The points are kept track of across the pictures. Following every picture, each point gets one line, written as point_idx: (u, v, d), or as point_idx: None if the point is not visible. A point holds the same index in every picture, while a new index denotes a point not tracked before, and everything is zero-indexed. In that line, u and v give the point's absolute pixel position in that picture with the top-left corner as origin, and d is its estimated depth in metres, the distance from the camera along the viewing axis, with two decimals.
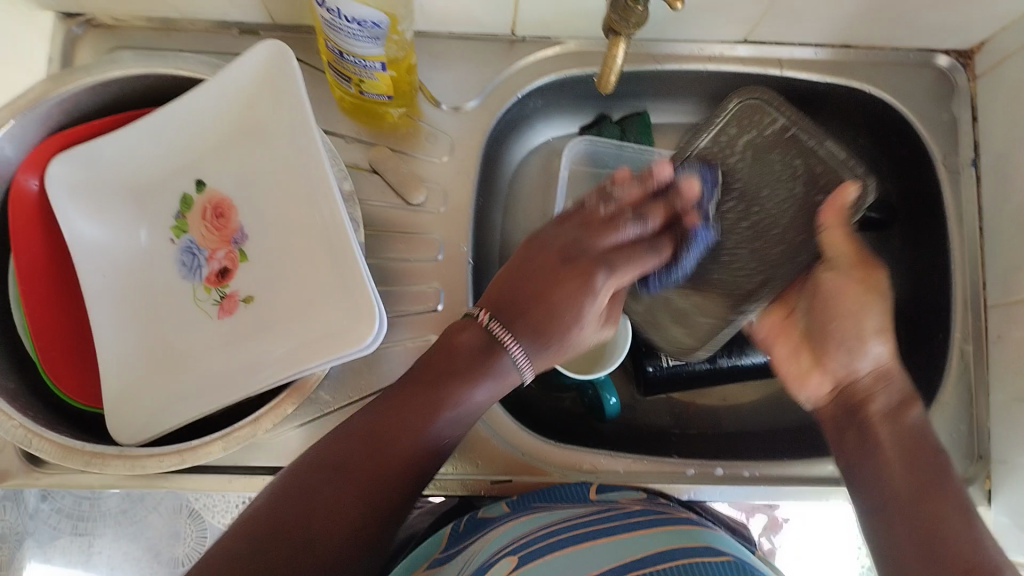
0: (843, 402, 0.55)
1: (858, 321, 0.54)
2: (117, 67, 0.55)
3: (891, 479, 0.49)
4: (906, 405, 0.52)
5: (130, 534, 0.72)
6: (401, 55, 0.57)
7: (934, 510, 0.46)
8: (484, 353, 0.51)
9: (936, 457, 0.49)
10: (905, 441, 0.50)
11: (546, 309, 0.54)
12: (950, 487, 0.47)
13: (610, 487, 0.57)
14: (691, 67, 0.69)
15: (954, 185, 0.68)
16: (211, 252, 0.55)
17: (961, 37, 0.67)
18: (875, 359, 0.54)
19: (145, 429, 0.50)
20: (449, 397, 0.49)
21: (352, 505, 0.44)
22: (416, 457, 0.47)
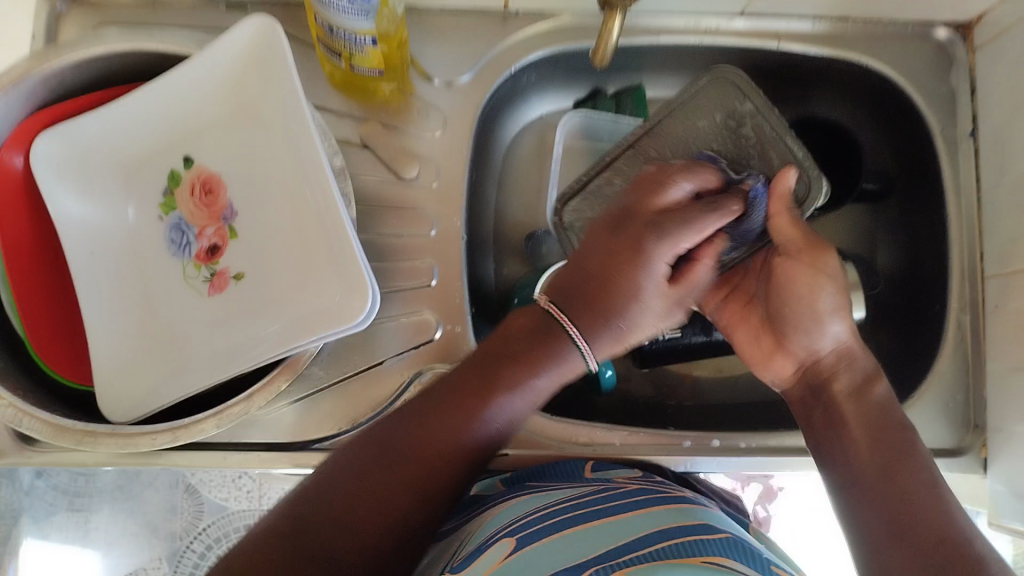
0: (808, 383, 0.56)
1: (811, 301, 0.55)
2: (102, 43, 0.54)
3: (858, 454, 0.51)
4: (869, 383, 0.53)
5: (126, 509, 0.89)
6: (393, 29, 0.56)
7: (908, 482, 0.48)
8: (542, 338, 0.49)
9: (903, 434, 0.51)
10: (870, 416, 0.52)
11: (608, 287, 0.50)
12: (920, 461, 0.49)
13: (607, 464, 0.57)
14: (687, 40, 0.68)
15: (952, 159, 0.68)
16: (200, 228, 0.54)
17: (960, 9, 0.66)
18: (835, 338, 0.55)
19: (139, 407, 0.50)
20: (504, 386, 0.48)
21: (401, 491, 0.46)
22: (462, 445, 0.47)
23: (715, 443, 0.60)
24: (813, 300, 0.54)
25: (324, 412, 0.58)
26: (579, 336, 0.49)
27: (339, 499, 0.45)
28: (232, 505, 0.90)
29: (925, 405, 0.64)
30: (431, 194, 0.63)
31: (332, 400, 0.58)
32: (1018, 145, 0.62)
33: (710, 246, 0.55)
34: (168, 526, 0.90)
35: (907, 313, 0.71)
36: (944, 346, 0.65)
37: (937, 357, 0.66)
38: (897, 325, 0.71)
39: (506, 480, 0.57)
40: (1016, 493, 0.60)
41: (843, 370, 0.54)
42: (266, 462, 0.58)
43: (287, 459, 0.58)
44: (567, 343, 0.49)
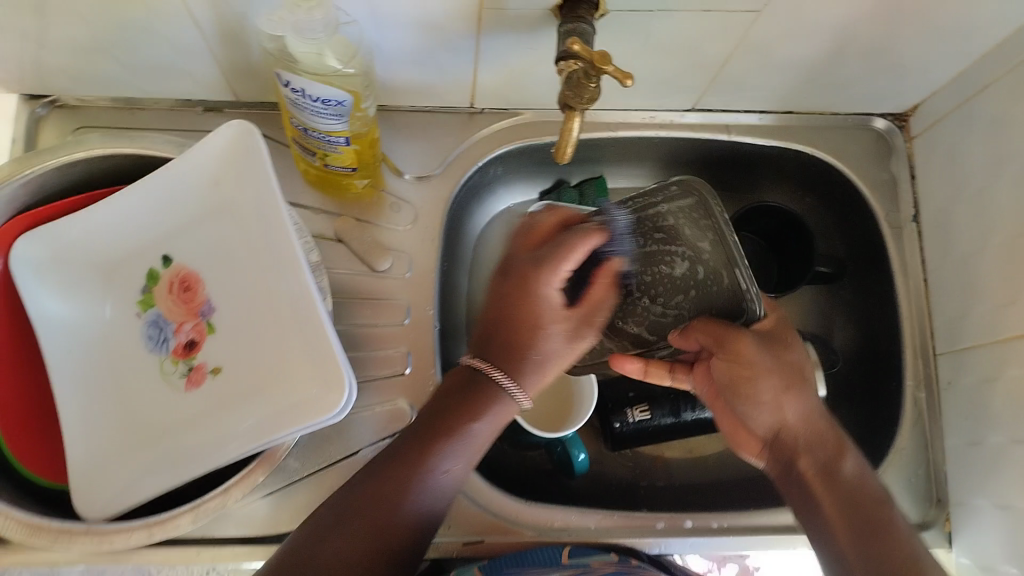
0: (774, 457, 0.56)
1: (753, 386, 0.55)
2: (84, 149, 0.56)
3: (835, 531, 0.50)
4: (837, 458, 0.53)
5: None
6: (365, 130, 0.59)
7: (883, 548, 0.49)
8: (473, 388, 0.52)
9: (877, 506, 0.51)
10: (841, 488, 0.52)
11: (520, 332, 0.51)
12: (898, 528, 0.50)
13: (583, 550, 0.58)
14: (644, 134, 0.72)
15: (898, 242, 0.72)
16: (178, 324, 0.55)
17: (895, 102, 0.71)
18: (785, 415, 0.55)
19: (113, 503, 0.50)
20: (444, 434, 0.50)
21: (363, 548, 0.47)
22: (415, 495, 0.49)
23: (687, 525, 0.61)
24: (753, 385, 0.55)
25: (299, 504, 0.59)
26: (504, 379, 0.51)
27: (308, 556, 0.46)
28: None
29: (889, 479, 0.66)
30: (404, 284, 0.65)
31: (306, 490, 0.59)
32: (958, 228, 0.66)
33: (604, 267, 0.53)
34: None
35: (866, 389, 0.73)
36: (902, 422, 0.68)
37: (897, 433, 0.68)
38: (859, 401, 0.74)
39: (483, 565, 0.56)
40: (980, 565, 0.62)
41: (808, 441, 0.54)
42: (240, 556, 0.58)
43: (261, 554, 0.58)
44: (497, 392, 0.52)
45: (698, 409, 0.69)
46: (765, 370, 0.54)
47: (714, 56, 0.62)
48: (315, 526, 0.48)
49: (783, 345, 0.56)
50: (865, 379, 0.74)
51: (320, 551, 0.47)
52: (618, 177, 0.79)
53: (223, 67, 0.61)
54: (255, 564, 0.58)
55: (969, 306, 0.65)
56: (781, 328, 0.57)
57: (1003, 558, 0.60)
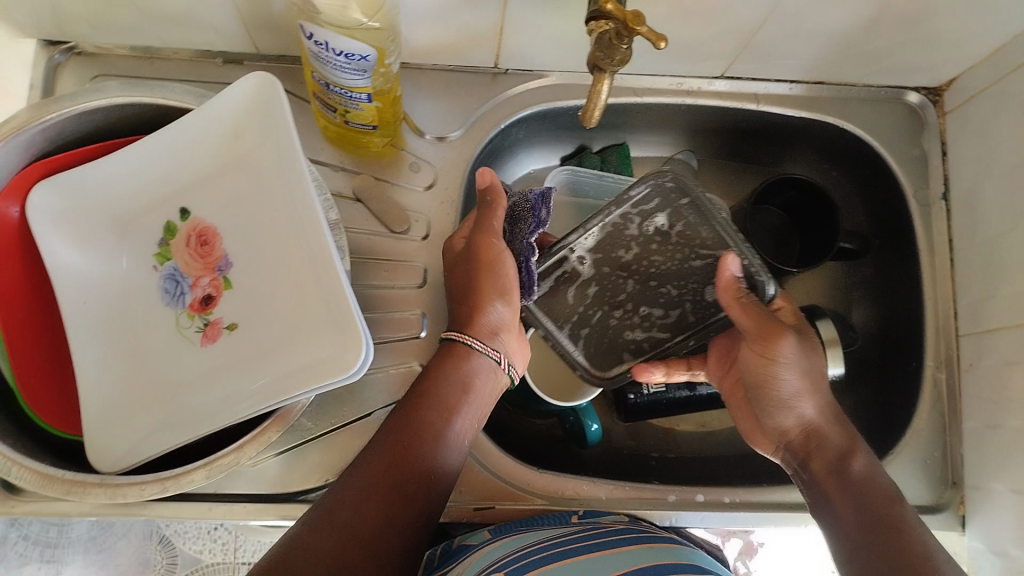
0: (793, 458, 0.59)
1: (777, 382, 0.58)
2: (103, 96, 0.54)
3: (846, 523, 0.52)
4: (848, 457, 0.55)
5: (100, 561, 0.77)
6: (388, 86, 0.58)
7: (878, 518, 0.50)
8: (460, 360, 0.57)
9: (889, 499, 0.52)
10: (851, 483, 0.53)
11: (479, 293, 0.58)
12: (910, 520, 0.50)
13: (592, 513, 0.59)
14: (670, 101, 0.71)
15: (926, 220, 0.70)
16: (195, 279, 0.54)
17: (930, 75, 0.69)
18: (802, 417, 0.58)
19: (125, 458, 0.50)
20: (451, 398, 0.55)
21: (387, 508, 0.50)
22: (435, 456, 0.53)
23: (699, 498, 0.62)
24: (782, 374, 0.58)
25: (310, 463, 0.59)
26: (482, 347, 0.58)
27: (342, 523, 0.48)
28: (207, 558, 0.80)
29: (904, 460, 0.66)
30: (421, 247, 0.66)
31: (319, 450, 0.59)
32: (989, 208, 0.65)
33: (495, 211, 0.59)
34: None
35: (884, 369, 0.72)
36: (920, 403, 0.67)
37: (914, 414, 0.67)
38: (877, 380, 0.73)
39: (493, 527, 0.58)
40: (992, 550, 0.62)
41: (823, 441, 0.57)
42: (252, 514, 0.58)
43: (273, 512, 0.58)
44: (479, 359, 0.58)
45: (711, 383, 0.69)
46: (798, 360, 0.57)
47: (749, 19, 0.60)
48: (337, 490, 0.50)
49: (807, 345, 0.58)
50: (883, 358, 0.73)
51: (349, 513, 0.49)
52: (642, 145, 0.77)
53: (246, 19, 0.60)
54: (267, 521, 0.59)
55: (996, 287, 0.64)
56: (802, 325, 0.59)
57: (1016, 543, 0.60)
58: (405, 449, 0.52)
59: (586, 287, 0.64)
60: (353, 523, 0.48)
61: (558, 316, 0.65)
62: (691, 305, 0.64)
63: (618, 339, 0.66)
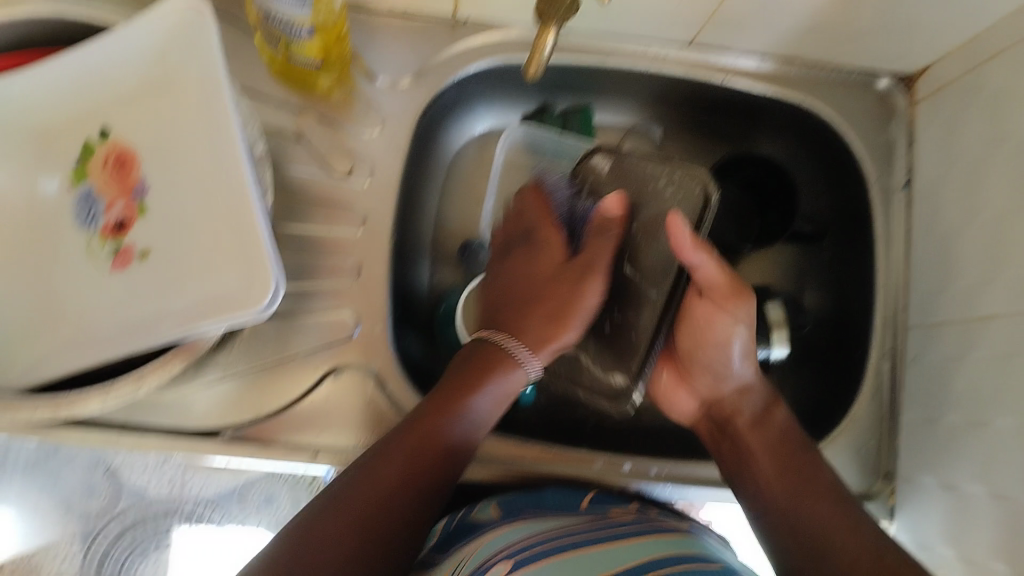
0: (712, 418, 0.62)
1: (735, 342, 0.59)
2: (26, 6, 0.52)
3: (767, 485, 0.56)
4: (771, 406, 0.60)
5: (38, 484, 0.71)
6: (332, 21, 0.55)
7: (822, 539, 0.52)
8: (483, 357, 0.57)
9: (808, 463, 0.56)
10: (769, 444, 0.58)
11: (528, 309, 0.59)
12: (831, 485, 0.55)
13: (605, 498, 0.58)
14: (634, 66, 0.68)
15: (886, 209, 0.68)
16: (109, 202, 0.51)
17: (904, 60, 0.67)
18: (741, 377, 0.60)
19: (24, 376, 0.48)
20: (467, 404, 0.54)
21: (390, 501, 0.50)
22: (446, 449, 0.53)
23: (625, 468, 0.61)
24: (722, 356, 0.60)
25: (231, 403, 0.58)
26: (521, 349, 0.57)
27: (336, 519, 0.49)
28: (152, 492, 0.72)
29: (840, 445, 0.64)
30: (363, 192, 0.63)
31: (237, 390, 0.58)
32: (950, 201, 0.63)
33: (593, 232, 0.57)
34: (83, 507, 0.72)
35: (829, 357, 0.71)
36: (862, 389, 0.66)
37: (857, 399, 0.65)
38: (823, 367, 0.71)
39: (500, 501, 0.57)
40: (919, 543, 0.61)
41: (768, 441, 0.58)
42: (160, 445, 0.57)
43: (181, 447, 0.57)
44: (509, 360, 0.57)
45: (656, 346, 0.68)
46: (738, 342, 0.59)
47: None
48: (343, 480, 0.50)
49: (728, 309, 0.57)
50: (830, 346, 0.71)
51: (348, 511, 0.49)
52: (607, 108, 0.74)
53: None
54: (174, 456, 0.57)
55: (948, 281, 0.62)
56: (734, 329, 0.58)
57: (942, 540, 0.59)
58: (416, 445, 0.52)
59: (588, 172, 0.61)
60: (356, 511, 0.49)
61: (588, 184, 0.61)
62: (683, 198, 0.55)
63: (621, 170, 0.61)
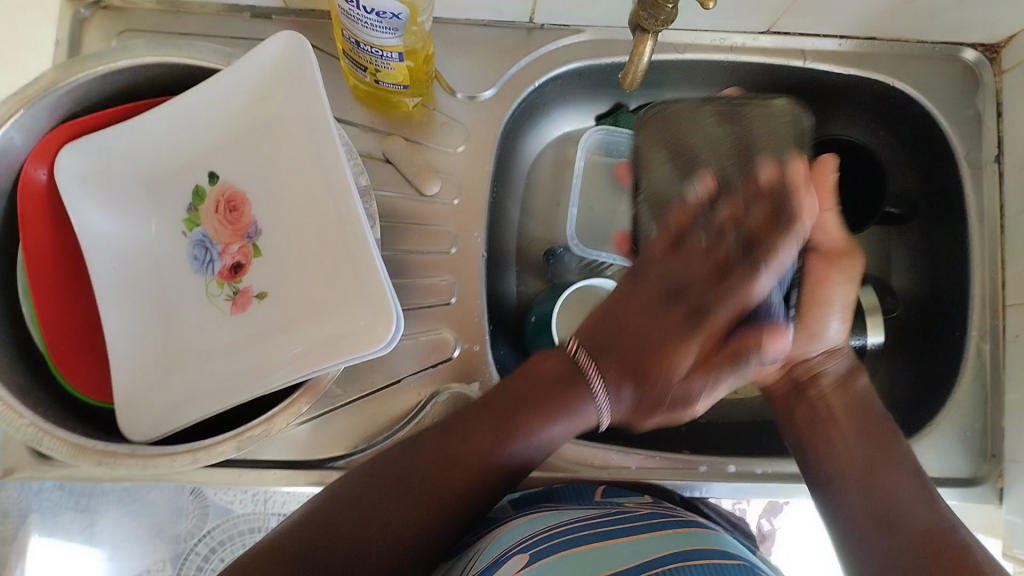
0: (789, 378, 0.58)
1: (824, 296, 0.56)
2: (128, 57, 0.53)
3: (844, 451, 0.55)
4: (853, 372, 0.58)
5: (133, 512, 0.69)
6: (421, 45, 0.56)
7: (897, 511, 0.51)
8: (564, 381, 0.53)
9: (883, 425, 0.55)
10: (855, 418, 0.56)
11: (645, 362, 0.52)
12: (900, 455, 0.54)
13: (616, 489, 0.59)
14: (714, 59, 0.68)
15: (977, 184, 0.67)
16: (223, 246, 0.54)
17: (988, 32, 0.66)
18: (831, 341, 0.57)
19: (160, 424, 0.50)
20: (526, 426, 0.52)
21: (404, 523, 0.49)
22: (490, 467, 0.51)
23: (731, 469, 0.62)
24: (822, 317, 0.56)
25: (340, 428, 0.60)
26: (598, 387, 0.53)
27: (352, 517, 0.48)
28: (239, 509, 0.70)
29: (943, 432, 0.64)
30: (451, 210, 0.64)
31: (348, 416, 0.59)
32: None
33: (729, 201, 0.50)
34: (174, 530, 0.69)
35: (924, 339, 0.70)
36: (962, 374, 0.66)
37: (955, 387, 0.66)
38: (917, 348, 0.71)
39: (513, 499, 0.58)
40: None
41: (849, 415, 0.56)
42: (282, 479, 0.59)
43: (301, 479, 0.59)
44: (587, 396, 0.53)
45: None
46: (840, 303, 0.56)
47: None
48: (357, 479, 0.50)
49: (840, 266, 0.56)
50: (926, 329, 0.71)
51: (366, 509, 0.48)
52: None
53: None
54: (297, 487, 0.59)
55: None
56: (816, 276, 0.56)
57: None
58: (447, 459, 0.51)
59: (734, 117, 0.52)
60: (372, 520, 0.48)
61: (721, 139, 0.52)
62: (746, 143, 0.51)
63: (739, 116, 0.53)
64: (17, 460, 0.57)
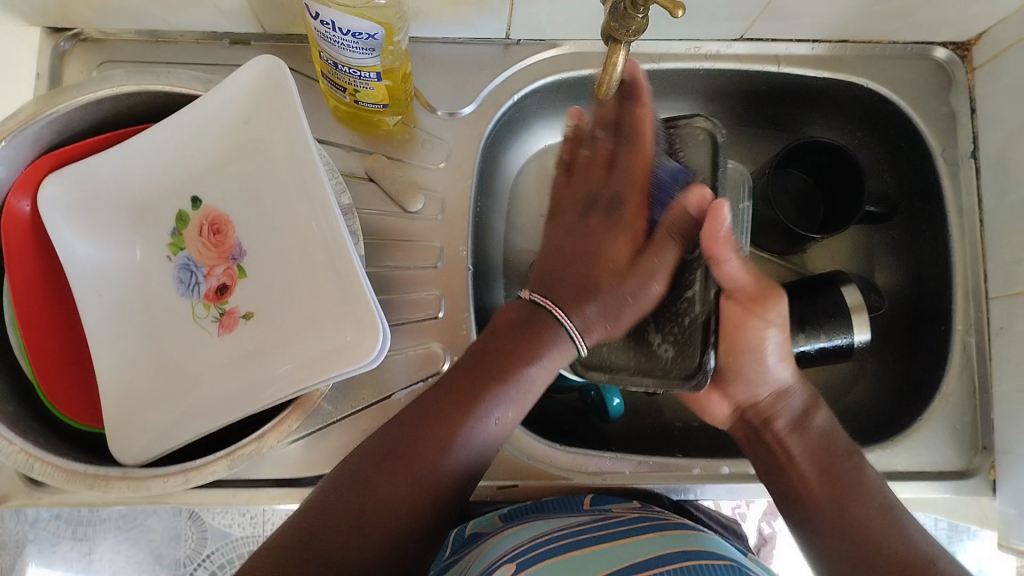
0: (745, 422, 0.60)
1: (750, 333, 0.57)
2: (108, 86, 0.53)
3: (810, 484, 0.54)
4: (811, 409, 0.58)
5: (130, 538, 0.74)
6: (397, 64, 0.56)
7: (865, 538, 0.51)
8: (529, 324, 0.52)
9: (849, 459, 0.55)
10: (815, 453, 0.55)
11: (595, 284, 0.53)
12: (868, 485, 0.53)
13: (606, 497, 0.59)
14: (689, 65, 0.69)
15: (955, 179, 0.68)
16: (208, 269, 0.54)
17: (958, 30, 0.67)
18: (778, 381, 0.58)
19: (150, 448, 0.50)
20: (497, 383, 0.50)
21: (391, 508, 0.46)
22: (467, 437, 0.48)
23: (724, 471, 0.62)
24: (758, 365, 0.58)
25: (333, 444, 0.60)
26: (567, 319, 0.52)
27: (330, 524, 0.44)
28: (237, 532, 0.75)
29: (933, 427, 0.65)
30: (436, 226, 0.64)
31: (340, 433, 0.60)
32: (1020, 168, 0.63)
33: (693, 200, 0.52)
34: (173, 555, 0.74)
35: (911, 335, 0.71)
36: (950, 367, 0.66)
37: (944, 379, 0.66)
38: (904, 344, 0.71)
39: (504, 512, 0.58)
40: None
41: (812, 453, 0.55)
42: (275, 499, 0.59)
43: (294, 496, 0.59)
44: (554, 332, 0.52)
45: None
46: (771, 344, 0.57)
47: None
48: (327, 487, 0.47)
49: (760, 312, 0.56)
50: (911, 324, 0.71)
51: (355, 501, 0.45)
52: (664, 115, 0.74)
53: None
54: (290, 505, 0.59)
55: None
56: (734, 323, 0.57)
57: None
58: (422, 432, 0.48)
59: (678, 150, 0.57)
60: (356, 513, 0.45)
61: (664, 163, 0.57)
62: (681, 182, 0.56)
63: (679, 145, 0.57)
64: (7, 487, 0.57)
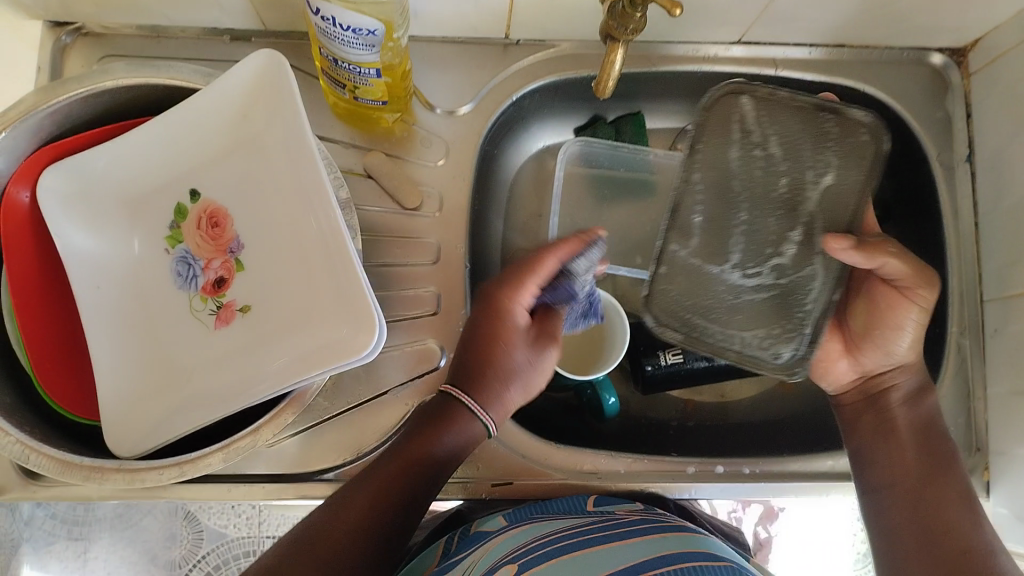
0: (863, 389, 0.62)
1: (895, 325, 0.59)
2: (109, 78, 0.54)
3: (898, 465, 0.57)
4: (925, 389, 0.60)
5: (125, 539, 0.74)
6: (397, 61, 0.56)
7: (960, 531, 0.53)
8: (441, 414, 0.54)
9: (946, 442, 0.58)
10: (921, 429, 0.58)
11: (489, 354, 0.55)
12: (954, 472, 0.56)
13: (608, 498, 0.59)
14: (686, 68, 0.69)
15: (950, 183, 0.69)
16: (206, 261, 0.54)
17: (954, 35, 0.67)
18: (903, 356, 0.60)
19: (145, 441, 0.50)
20: (406, 471, 0.53)
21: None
22: (382, 520, 0.52)
23: (718, 470, 0.62)
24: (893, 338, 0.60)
25: (328, 441, 0.60)
26: (474, 404, 0.54)
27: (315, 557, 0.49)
28: (233, 533, 0.75)
29: None
30: (434, 223, 0.65)
31: (335, 429, 0.60)
32: (1016, 172, 0.63)
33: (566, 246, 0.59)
34: (168, 556, 0.75)
35: None
36: (945, 369, 0.66)
37: (937, 380, 0.66)
38: None
39: (508, 513, 0.58)
40: (1019, 516, 0.62)
41: (914, 431, 0.59)
42: (270, 493, 0.59)
43: (291, 491, 0.59)
44: (464, 416, 0.54)
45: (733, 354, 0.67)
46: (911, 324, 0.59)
47: None
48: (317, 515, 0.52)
49: (908, 295, 0.58)
50: None
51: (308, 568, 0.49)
52: (658, 116, 0.76)
53: None
54: (285, 500, 0.60)
55: (1021, 253, 0.63)
56: (888, 304, 0.59)
57: None
58: (344, 519, 0.51)
59: (761, 112, 0.63)
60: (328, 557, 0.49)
61: (747, 136, 0.63)
62: (776, 140, 0.63)
63: (771, 112, 0.63)
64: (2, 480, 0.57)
